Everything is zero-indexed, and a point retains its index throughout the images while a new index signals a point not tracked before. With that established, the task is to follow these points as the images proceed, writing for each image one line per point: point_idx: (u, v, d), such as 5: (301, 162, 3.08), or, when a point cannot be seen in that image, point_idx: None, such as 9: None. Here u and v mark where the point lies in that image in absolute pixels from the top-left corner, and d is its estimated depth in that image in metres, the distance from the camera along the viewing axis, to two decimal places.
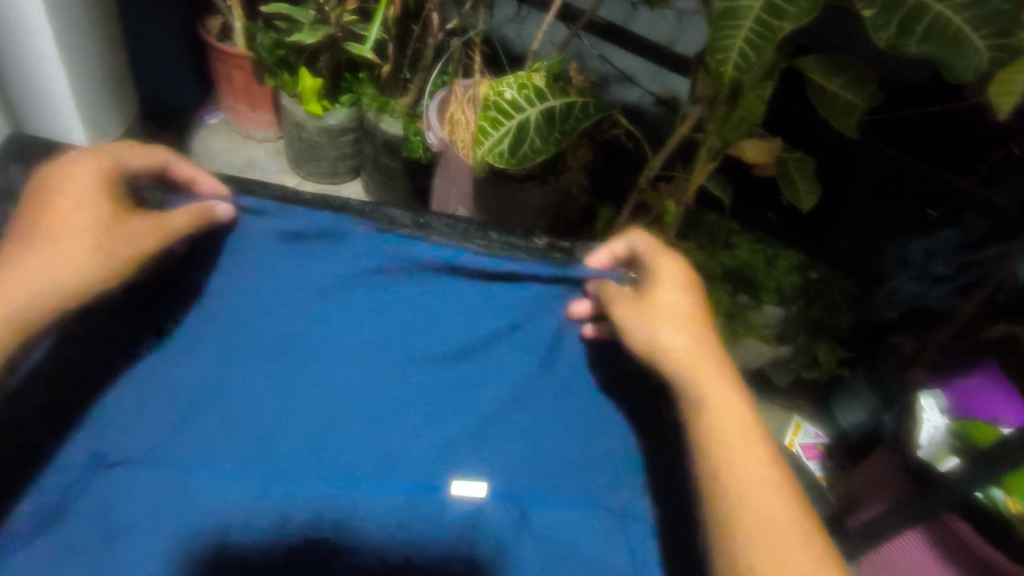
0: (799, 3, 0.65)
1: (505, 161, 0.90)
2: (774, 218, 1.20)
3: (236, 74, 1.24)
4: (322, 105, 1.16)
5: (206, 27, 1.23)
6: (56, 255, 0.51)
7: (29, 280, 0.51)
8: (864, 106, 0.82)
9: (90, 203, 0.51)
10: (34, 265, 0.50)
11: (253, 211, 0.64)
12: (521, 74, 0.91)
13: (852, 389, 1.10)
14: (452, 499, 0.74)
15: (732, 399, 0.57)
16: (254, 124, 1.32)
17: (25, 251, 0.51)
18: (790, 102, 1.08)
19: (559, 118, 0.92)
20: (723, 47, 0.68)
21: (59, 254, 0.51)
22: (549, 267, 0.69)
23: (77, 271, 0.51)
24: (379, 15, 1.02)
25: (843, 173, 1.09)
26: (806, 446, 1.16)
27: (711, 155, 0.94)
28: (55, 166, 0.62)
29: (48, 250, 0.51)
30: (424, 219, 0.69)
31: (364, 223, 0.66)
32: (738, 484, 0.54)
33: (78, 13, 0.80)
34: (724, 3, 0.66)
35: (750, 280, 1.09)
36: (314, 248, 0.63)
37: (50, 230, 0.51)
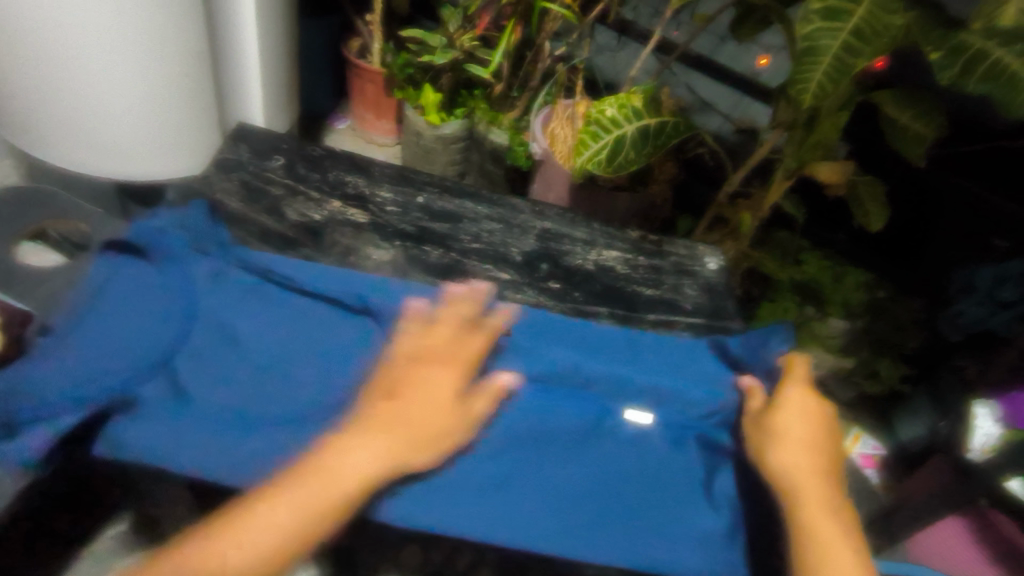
0: (874, 45, 0.77)
1: (603, 168, 1.04)
2: (845, 238, 1.28)
3: (368, 87, 1.43)
4: (440, 116, 1.33)
5: (348, 47, 1.44)
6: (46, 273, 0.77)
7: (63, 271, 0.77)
8: (933, 136, 0.92)
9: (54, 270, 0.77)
10: (413, 416, 0.55)
11: (421, 194, 0.82)
12: (621, 96, 1.05)
13: (912, 407, 1.16)
14: (626, 421, 0.65)
15: (813, 422, 0.60)
16: (377, 131, 1.52)
17: (338, 452, 0.52)
18: (863, 132, 1.18)
19: (652, 135, 1.06)
20: (802, 79, 0.80)
21: (299, 493, 0.50)
22: (639, 253, 0.84)
23: (310, 521, 0.49)
24: (501, 42, 1.21)
25: (914, 198, 1.16)
26: (864, 456, 1.19)
27: (788, 174, 1.05)
28: (267, 148, 0.82)
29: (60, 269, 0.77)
30: (541, 209, 0.85)
31: (497, 208, 0.83)
32: (799, 469, 0.56)
33: (270, 32, 1.01)
34: (807, 42, 0.78)
35: (818, 295, 1.17)
36: (464, 221, 0.80)
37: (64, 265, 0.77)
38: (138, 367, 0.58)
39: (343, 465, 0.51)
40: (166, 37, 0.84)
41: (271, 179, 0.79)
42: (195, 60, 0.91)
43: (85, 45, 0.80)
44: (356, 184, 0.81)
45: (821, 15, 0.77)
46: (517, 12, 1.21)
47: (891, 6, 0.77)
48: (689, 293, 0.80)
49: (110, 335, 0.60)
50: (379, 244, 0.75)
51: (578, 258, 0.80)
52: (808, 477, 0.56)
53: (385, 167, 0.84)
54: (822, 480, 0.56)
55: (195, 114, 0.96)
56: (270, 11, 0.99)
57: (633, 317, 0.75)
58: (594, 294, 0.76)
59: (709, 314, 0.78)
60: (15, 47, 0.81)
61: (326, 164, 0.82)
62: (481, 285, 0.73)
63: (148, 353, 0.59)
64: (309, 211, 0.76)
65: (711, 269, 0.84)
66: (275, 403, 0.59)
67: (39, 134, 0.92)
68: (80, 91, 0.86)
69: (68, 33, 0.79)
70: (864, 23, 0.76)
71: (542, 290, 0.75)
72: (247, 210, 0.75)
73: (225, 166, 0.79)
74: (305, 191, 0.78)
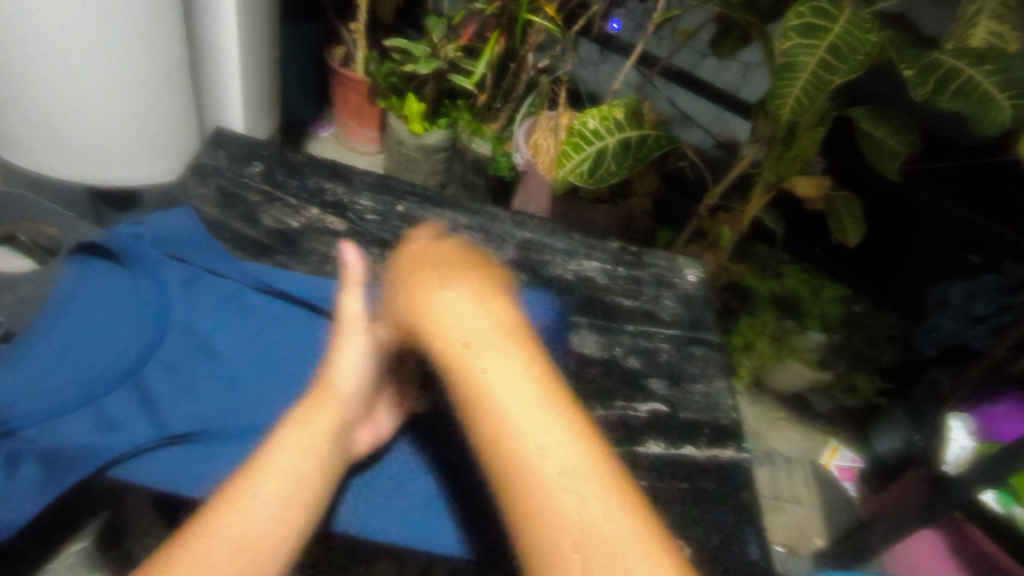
0: (849, 62, 0.78)
1: (585, 180, 1.04)
2: (822, 253, 1.30)
3: (351, 95, 1.43)
4: (423, 125, 1.33)
5: (331, 55, 1.44)
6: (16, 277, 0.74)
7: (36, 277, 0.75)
8: (907, 152, 0.93)
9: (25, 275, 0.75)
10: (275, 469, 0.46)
11: (401, 202, 0.81)
12: (603, 108, 1.06)
13: (888, 419, 1.17)
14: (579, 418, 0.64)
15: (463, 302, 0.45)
16: (360, 140, 1.51)
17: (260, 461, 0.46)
18: (839, 149, 1.19)
19: (633, 147, 1.06)
20: (782, 94, 0.81)
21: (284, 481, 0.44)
22: (619, 264, 0.84)
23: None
24: (485, 53, 1.21)
25: (889, 214, 1.18)
26: (842, 469, 1.20)
27: (767, 188, 1.07)
28: (246, 154, 0.81)
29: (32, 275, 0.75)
30: (522, 219, 0.85)
31: (476, 217, 0.83)
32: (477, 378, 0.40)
33: (251, 38, 1.00)
34: (785, 58, 0.80)
35: (795, 307, 1.18)
36: (444, 231, 0.80)
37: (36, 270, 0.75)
38: (102, 377, 0.56)
39: (305, 448, 0.47)
40: (146, 39, 0.83)
41: (249, 185, 0.78)
42: (175, 64, 0.90)
43: (60, 43, 0.79)
44: (335, 192, 0.80)
45: (799, 32, 0.79)
46: (501, 24, 1.20)
47: (866, 25, 0.79)
48: (668, 304, 0.80)
49: (77, 342, 0.58)
50: (358, 252, 0.74)
51: (558, 268, 0.80)
52: (483, 383, 0.40)
53: (365, 175, 0.84)
54: (509, 378, 0.40)
55: (174, 119, 0.95)
56: (252, 18, 0.99)
57: (613, 328, 0.75)
58: (574, 304, 0.76)
59: (688, 326, 0.78)
60: None
61: (305, 171, 0.81)
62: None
63: (114, 362, 0.57)
64: (287, 218, 0.75)
65: (690, 281, 0.84)
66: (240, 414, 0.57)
67: (12, 138, 0.90)
68: (56, 92, 0.84)
69: (43, 32, 0.78)
70: (841, 41, 0.78)
71: (522, 300, 0.74)
72: (224, 216, 0.74)
73: (202, 171, 0.78)
74: (283, 198, 0.77)
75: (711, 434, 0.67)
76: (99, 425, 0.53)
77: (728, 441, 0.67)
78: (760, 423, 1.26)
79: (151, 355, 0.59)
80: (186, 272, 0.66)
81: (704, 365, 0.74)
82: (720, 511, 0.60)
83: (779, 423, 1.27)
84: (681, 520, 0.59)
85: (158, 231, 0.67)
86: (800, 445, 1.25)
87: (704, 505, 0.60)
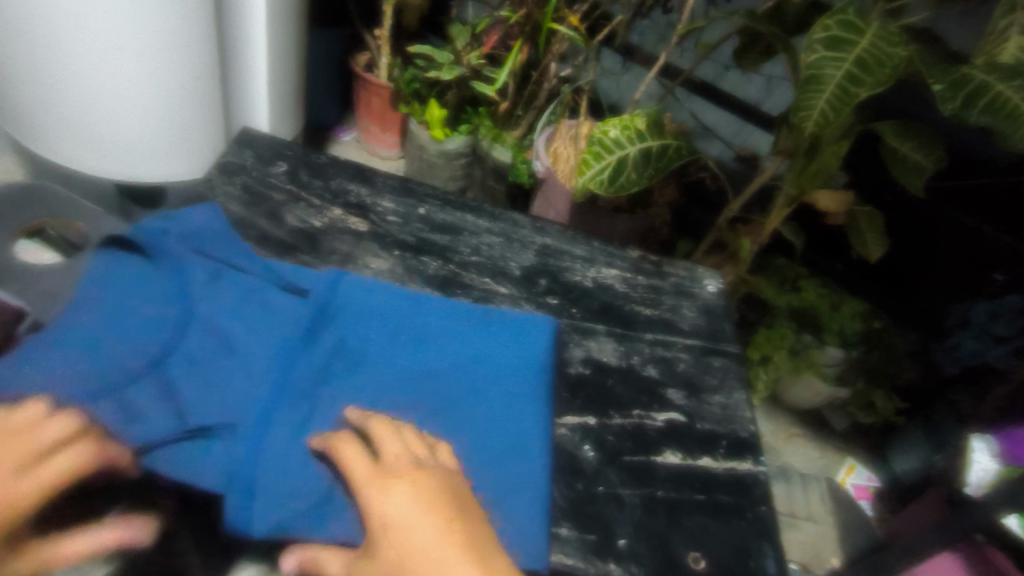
0: (876, 75, 0.77)
1: (605, 188, 1.04)
2: (842, 268, 1.28)
3: (374, 100, 1.44)
4: (444, 131, 1.34)
5: (355, 60, 1.45)
6: (42, 268, 0.76)
7: (61, 269, 0.77)
8: (933, 168, 0.92)
9: (51, 267, 0.77)
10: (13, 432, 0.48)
11: (422, 205, 0.82)
12: (625, 118, 1.06)
13: (906, 439, 1.15)
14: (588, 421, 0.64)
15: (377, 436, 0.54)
16: (381, 144, 1.53)
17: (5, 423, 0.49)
18: (863, 163, 1.18)
19: (654, 157, 1.06)
20: (807, 106, 0.81)
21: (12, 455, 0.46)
22: (638, 272, 0.83)
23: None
24: (508, 61, 1.22)
25: (912, 230, 1.16)
26: (858, 487, 1.18)
27: (788, 201, 1.06)
28: (272, 155, 0.83)
29: (58, 266, 0.77)
30: (542, 225, 0.85)
31: (497, 222, 0.83)
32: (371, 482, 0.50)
33: (279, 41, 1.02)
34: (811, 70, 0.79)
35: (816, 321, 1.15)
36: (464, 234, 0.80)
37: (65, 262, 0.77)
38: (128, 369, 0.57)
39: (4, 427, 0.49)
40: (179, 42, 0.85)
41: (273, 184, 0.79)
42: (205, 66, 0.92)
43: (96, 45, 0.81)
44: (358, 193, 0.81)
45: (825, 45, 0.79)
46: (525, 32, 1.22)
47: (894, 39, 0.78)
48: (687, 314, 0.80)
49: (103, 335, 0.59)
50: (378, 253, 0.74)
51: (577, 275, 0.80)
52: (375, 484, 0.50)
53: (387, 177, 0.84)
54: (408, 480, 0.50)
55: (201, 119, 0.97)
56: (282, 22, 1.01)
57: (631, 336, 0.74)
58: (592, 311, 0.76)
59: (707, 337, 0.78)
60: (27, 46, 0.81)
61: (329, 172, 0.82)
62: (479, 297, 0.73)
63: (140, 354, 0.58)
64: (310, 218, 0.76)
65: (709, 291, 0.84)
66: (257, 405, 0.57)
67: (44, 133, 0.93)
68: (89, 91, 0.86)
69: (79, 33, 0.79)
70: (868, 54, 0.77)
71: (541, 305, 0.74)
72: (248, 214, 0.75)
73: (228, 169, 0.79)
74: (306, 198, 0.78)
75: (729, 445, 0.66)
76: (125, 416, 0.54)
77: (745, 454, 0.66)
78: (776, 437, 1.24)
79: (176, 349, 0.60)
80: (210, 267, 0.67)
81: (722, 376, 0.73)
82: (737, 524, 0.59)
83: (795, 439, 1.26)
84: (695, 533, 0.58)
85: (185, 227, 0.68)
86: (816, 461, 1.23)
87: (720, 517, 0.60)
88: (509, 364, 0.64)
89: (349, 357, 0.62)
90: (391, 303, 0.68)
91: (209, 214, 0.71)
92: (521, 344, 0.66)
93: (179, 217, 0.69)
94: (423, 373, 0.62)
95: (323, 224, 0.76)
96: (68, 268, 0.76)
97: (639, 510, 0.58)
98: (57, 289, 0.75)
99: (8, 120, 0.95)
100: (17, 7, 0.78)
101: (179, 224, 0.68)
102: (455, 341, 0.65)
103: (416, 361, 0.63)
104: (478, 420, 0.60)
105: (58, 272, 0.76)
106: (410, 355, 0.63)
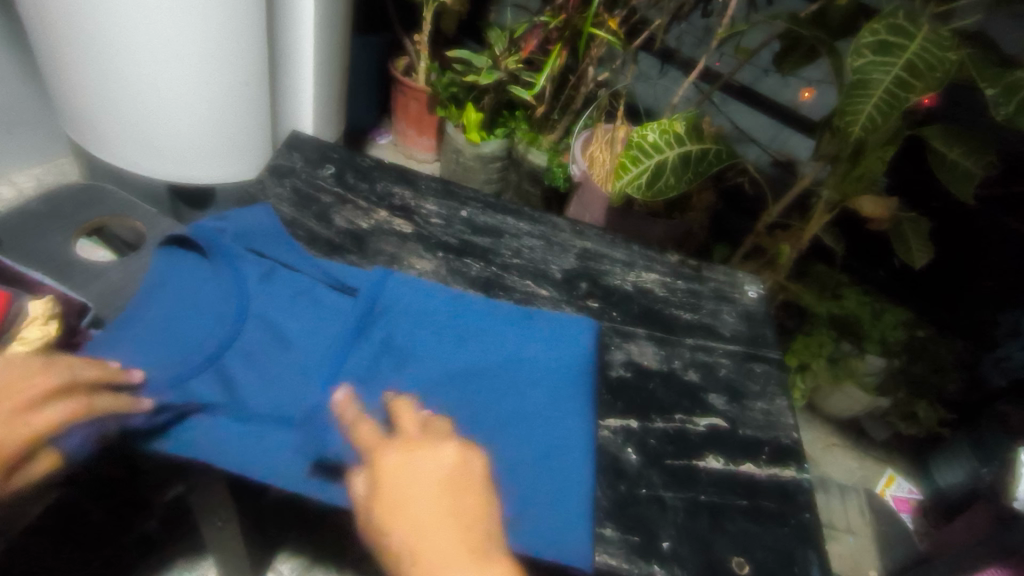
0: (927, 80, 0.76)
1: (643, 192, 1.04)
2: (884, 275, 1.26)
3: (412, 104, 1.46)
4: (481, 135, 1.36)
5: (394, 64, 1.48)
6: (104, 266, 0.80)
7: (121, 267, 0.80)
8: (982, 174, 0.90)
9: (111, 265, 0.80)
10: None
11: (465, 208, 0.83)
12: (664, 122, 1.06)
13: (950, 451, 1.12)
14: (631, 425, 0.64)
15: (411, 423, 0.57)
16: (417, 147, 1.55)
17: None
18: (907, 169, 1.16)
19: (694, 161, 1.06)
20: (852, 111, 0.80)
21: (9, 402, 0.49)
22: (678, 277, 0.83)
23: None
24: (546, 66, 1.22)
25: (959, 238, 1.14)
26: (899, 499, 1.15)
27: (830, 206, 1.04)
28: (320, 157, 0.85)
29: (118, 266, 0.80)
30: (582, 229, 0.86)
31: (538, 225, 0.84)
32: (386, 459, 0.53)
33: (324, 47, 1.05)
34: (858, 76, 0.78)
35: (855, 329, 1.14)
36: (506, 237, 0.81)
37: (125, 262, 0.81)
38: (188, 361, 0.59)
39: None
40: (232, 48, 0.88)
41: (321, 187, 0.81)
42: (256, 71, 0.95)
43: (154, 52, 0.85)
44: (402, 196, 0.83)
45: (873, 50, 0.78)
46: (564, 37, 1.22)
47: (946, 42, 0.76)
48: (728, 319, 0.80)
49: (165, 330, 0.61)
50: (423, 255, 0.76)
51: (617, 279, 0.80)
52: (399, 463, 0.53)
53: (430, 180, 0.86)
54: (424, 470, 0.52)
55: (251, 123, 1.00)
56: (328, 28, 1.03)
57: (672, 340, 0.74)
58: (633, 315, 0.76)
59: (749, 342, 0.77)
60: (91, 54, 0.85)
61: (374, 175, 0.84)
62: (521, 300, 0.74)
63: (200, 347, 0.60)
64: (357, 219, 0.78)
65: (750, 297, 0.83)
66: (310, 397, 0.59)
67: (103, 137, 0.97)
68: (147, 97, 0.90)
69: (138, 41, 0.83)
70: (918, 58, 0.76)
71: (581, 308, 0.75)
72: (298, 215, 0.77)
73: (278, 172, 0.81)
74: (353, 200, 0.80)
75: (771, 452, 0.66)
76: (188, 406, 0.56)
77: (788, 461, 0.65)
78: (812, 446, 1.22)
79: (234, 343, 0.62)
80: (263, 265, 0.69)
81: (764, 382, 0.73)
82: (780, 532, 0.59)
83: (833, 448, 1.23)
84: (738, 539, 0.58)
85: (240, 225, 0.71)
86: (855, 472, 1.20)
87: (764, 524, 0.59)
88: (546, 363, 0.65)
89: (398, 353, 0.64)
90: (437, 301, 0.69)
91: (264, 216, 0.73)
92: (564, 344, 0.67)
93: (234, 217, 0.72)
94: (459, 369, 0.64)
95: (370, 226, 0.77)
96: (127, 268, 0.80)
97: (682, 514, 0.58)
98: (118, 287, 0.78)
99: (69, 123, 0.99)
100: (82, 18, 0.82)
101: (234, 224, 0.71)
102: (500, 339, 0.67)
103: (461, 357, 0.64)
104: (521, 417, 0.61)
105: (118, 270, 0.80)
106: (447, 351, 0.65)
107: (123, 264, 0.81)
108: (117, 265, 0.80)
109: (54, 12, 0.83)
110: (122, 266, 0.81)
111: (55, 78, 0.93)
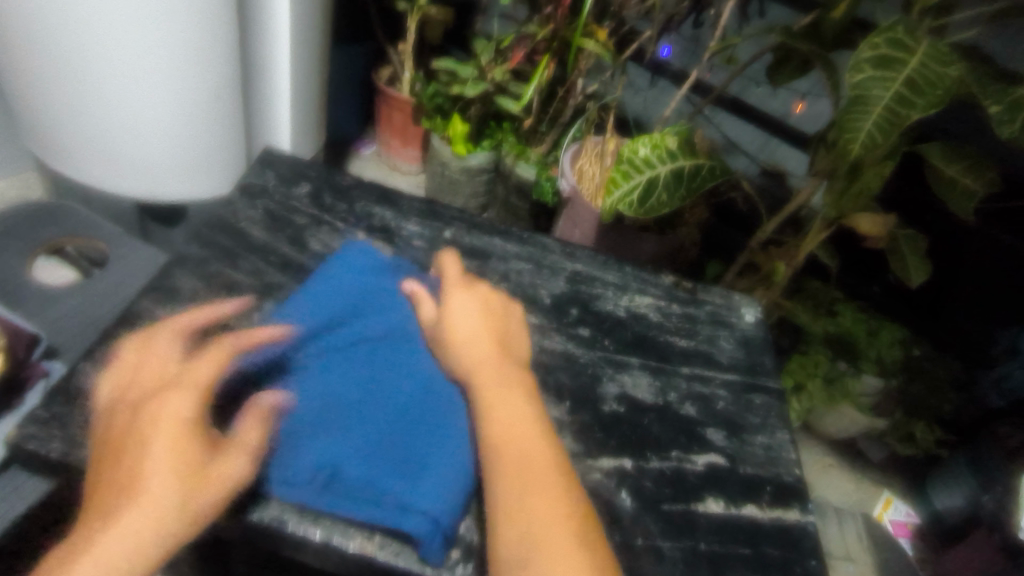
0: (927, 97, 0.73)
1: (634, 209, 1.01)
2: (878, 291, 1.23)
3: (395, 114, 1.41)
4: (467, 147, 1.31)
5: (378, 74, 1.43)
6: (64, 290, 0.77)
7: (79, 294, 0.77)
8: (983, 192, 0.88)
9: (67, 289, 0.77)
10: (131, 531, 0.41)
11: (448, 228, 0.79)
12: (656, 137, 1.03)
13: (949, 474, 1.08)
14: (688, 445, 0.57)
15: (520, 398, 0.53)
16: (402, 159, 1.50)
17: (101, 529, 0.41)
18: (901, 184, 1.13)
19: (686, 177, 1.02)
20: (852, 128, 0.76)
21: None
22: (672, 301, 0.79)
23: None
24: (534, 78, 1.18)
25: (957, 257, 1.11)
26: (897, 523, 1.13)
27: (826, 223, 1.01)
28: (294, 175, 0.80)
29: (78, 289, 0.77)
30: (572, 250, 0.82)
31: (526, 246, 0.80)
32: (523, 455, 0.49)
33: (299, 57, 1.00)
34: (857, 91, 0.75)
35: (853, 349, 1.10)
36: (492, 259, 0.77)
37: (85, 288, 0.77)
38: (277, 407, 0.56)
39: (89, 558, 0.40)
40: (204, 60, 0.84)
41: (296, 208, 0.76)
42: (229, 82, 0.90)
43: (119, 64, 0.80)
44: (382, 215, 0.78)
45: (873, 65, 0.75)
46: (552, 49, 1.19)
47: (946, 58, 0.74)
48: (725, 346, 0.76)
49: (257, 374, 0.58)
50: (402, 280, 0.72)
51: (609, 304, 0.76)
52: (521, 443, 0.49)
53: (413, 199, 0.82)
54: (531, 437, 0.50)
55: (224, 137, 0.95)
56: (305, 34, 0.98)
57: (667, 370, 0.70)
58: (625, 342, 0.72)
59: (746, 370, 0.73)
60: (53, 65, 0.81)
61: (353, 194, 0.80)
62: (548, 349, 0.69)
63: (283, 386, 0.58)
64: (334, 242, 0.73)
65: (747, 321, 0.79)
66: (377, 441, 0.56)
67: (68, 152, 0.92)
68: (114, 109, 0.85)
69: (103, 54, 0.78)
70: (919, 75, 0.73)
71: (571, 336, 0.71)
72: (270, 238, 0.72)
73: (250, 191, 0.77)
74: (329, 221, 0.76)
75: (773, 492, 0.62)
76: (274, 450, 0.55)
77: (791, 502, 0.61)
78: (808, 469, 1.19)
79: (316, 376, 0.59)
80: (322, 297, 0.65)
81: (764, 415, 0.69)
82: None
83: (830, 471, 1.20)
84: None
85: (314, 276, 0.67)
86: (851, 494, 1.17)
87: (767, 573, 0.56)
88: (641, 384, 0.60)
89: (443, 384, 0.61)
90: None
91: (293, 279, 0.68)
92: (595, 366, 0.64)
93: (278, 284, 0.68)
94: None
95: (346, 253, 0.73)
96: (88, 291, 0.77)
97: (680, 565, 0.55)
98: (79, 314, 0.75)
99: (30, 137, 0.94)
100: (41, 28, 0.77)
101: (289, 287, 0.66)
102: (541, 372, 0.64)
103: None
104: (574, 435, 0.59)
105: (77, 296, 0.76)
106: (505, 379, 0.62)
107: (83, 288, 0.77)
108: (75, 290, 0.77)
109: (10, 22, 0.78)
110: (80, 289, 0.77)
111: (14, 88, 0.88)
